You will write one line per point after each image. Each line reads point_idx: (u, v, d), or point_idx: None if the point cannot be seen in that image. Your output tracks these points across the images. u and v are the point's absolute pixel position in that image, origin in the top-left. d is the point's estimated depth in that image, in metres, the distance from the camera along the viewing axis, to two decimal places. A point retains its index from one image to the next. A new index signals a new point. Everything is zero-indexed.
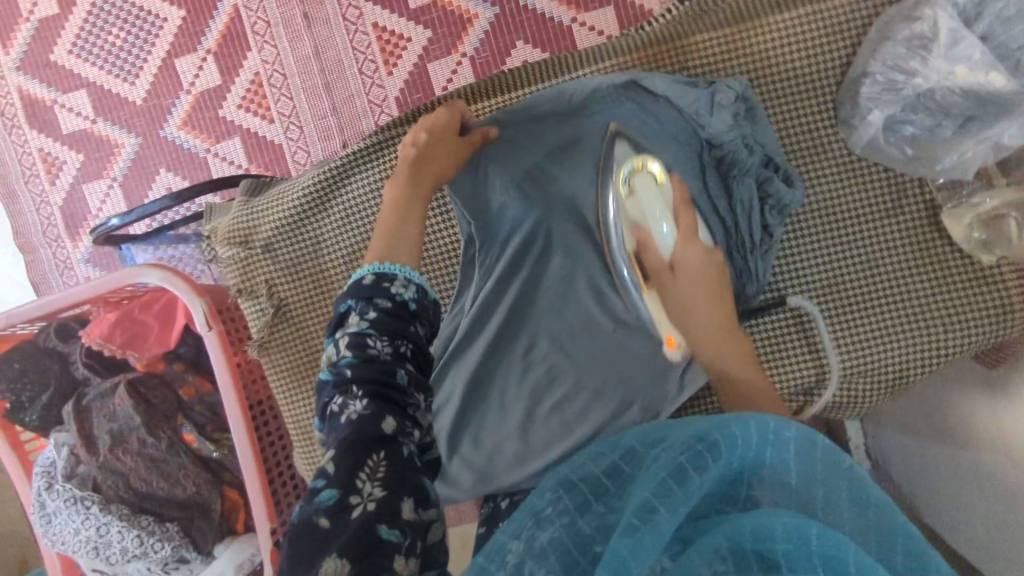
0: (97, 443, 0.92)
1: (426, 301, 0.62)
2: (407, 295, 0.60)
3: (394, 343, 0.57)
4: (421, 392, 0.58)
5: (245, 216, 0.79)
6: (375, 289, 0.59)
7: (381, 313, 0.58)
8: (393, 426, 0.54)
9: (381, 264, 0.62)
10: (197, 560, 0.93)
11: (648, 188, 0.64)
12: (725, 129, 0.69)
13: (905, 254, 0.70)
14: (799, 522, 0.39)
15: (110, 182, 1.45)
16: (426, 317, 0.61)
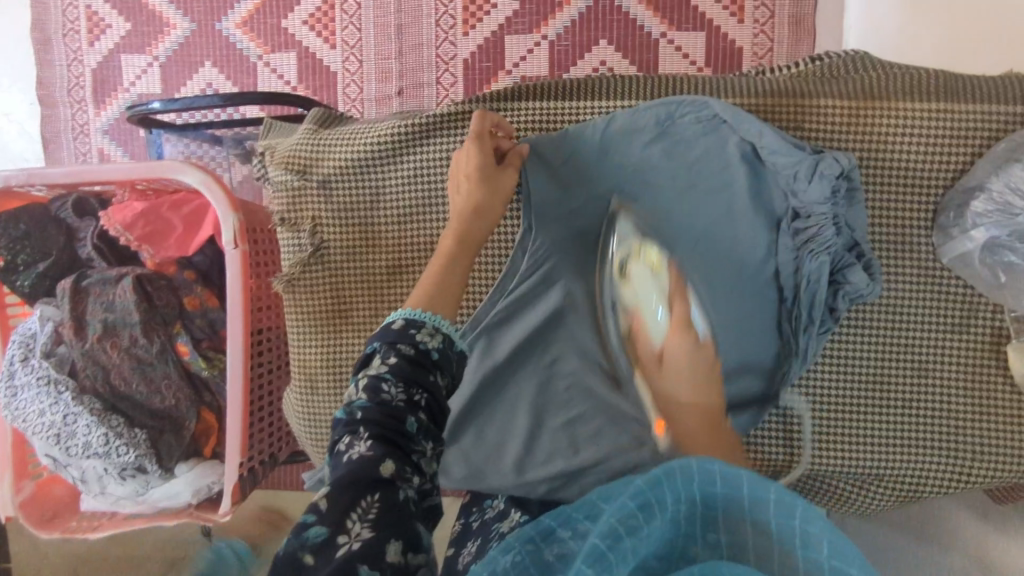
0: (87, 328, 0.87)
1: (451, 351, 0.59)
2: (432, 344, 0.58)
3: (409, 391, 0.55)
4: (430, 440, 0.56)
5: (312, 143, 0.76)
6: (400, 335, 0.57)
7: (402, 359, 0.56)
8: (390, 470, 0.51)
9: (412, 307, 0.60)
10: (155, 473, 0.89)
11: (641, 278, 0.67)
12: (819, 199, 0.63)
13: (957, 375, 0.69)
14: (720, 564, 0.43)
15: (151, 60, 1.39)
16: (448, 368, 0.59)
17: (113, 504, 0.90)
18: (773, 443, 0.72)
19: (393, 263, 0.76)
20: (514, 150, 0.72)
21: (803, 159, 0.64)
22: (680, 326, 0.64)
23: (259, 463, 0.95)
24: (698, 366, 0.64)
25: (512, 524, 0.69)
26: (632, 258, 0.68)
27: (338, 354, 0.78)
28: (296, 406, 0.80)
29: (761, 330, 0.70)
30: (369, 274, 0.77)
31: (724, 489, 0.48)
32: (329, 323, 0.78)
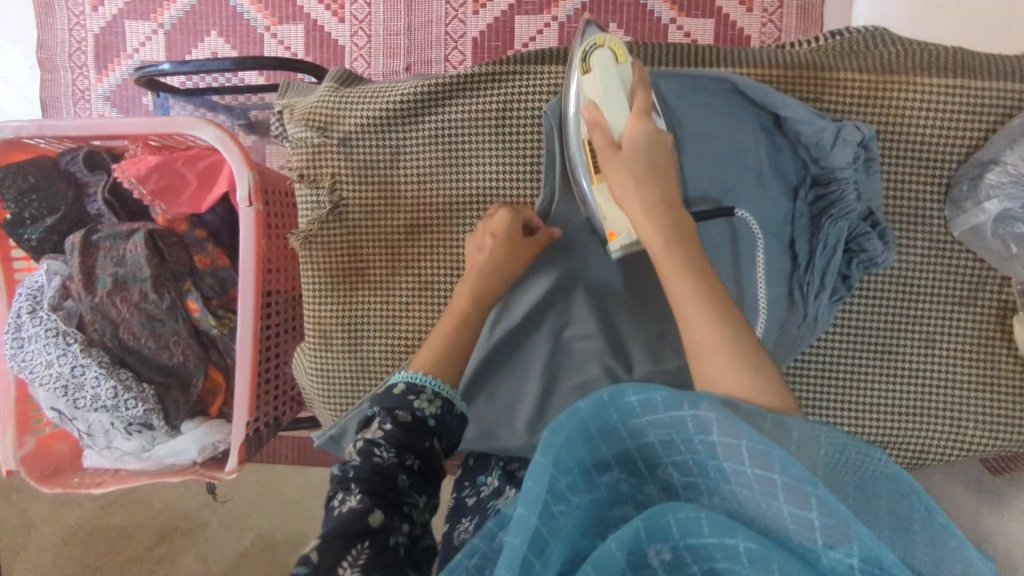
0: (96, 283, 0.87)
1: (449, 417, 0.64)
2: (429, 411, 0.63)
3: (402, 455, 0.60)
4: (422, 491, 0.61)
5: (333, 100, 0.75)
6: (397, 401, 0.63)
7: (396, 425, 0.61)
8: (379, 519, 0.56)
9: (417, 372, 0.65)
10: (161, 430, 0.89)
11: (606, 67, 0.63)
12: (842, 165, 0.65)
13: (964, 346, 0.70)
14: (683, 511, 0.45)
15: (155, 27, 1.37)
16: (445, 433, 0.64)
17: (116, 460, 0.90)
18: None
19: (411, 222, 0.77)
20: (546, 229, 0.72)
21: (827, 125, 0.65)
22: (641, 115, 0.62)
23: (265, 426, 0.95)
24: (654, 159, 0.61)
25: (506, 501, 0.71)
26: (598, 48, 0.64)
27: (354, 313, 0.78)
28: (309, 364, 0.80)
29: (778, 294, 0.69)
30: (388, 233, 0.77)
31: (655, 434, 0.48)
32: (346, 281, 0.78)
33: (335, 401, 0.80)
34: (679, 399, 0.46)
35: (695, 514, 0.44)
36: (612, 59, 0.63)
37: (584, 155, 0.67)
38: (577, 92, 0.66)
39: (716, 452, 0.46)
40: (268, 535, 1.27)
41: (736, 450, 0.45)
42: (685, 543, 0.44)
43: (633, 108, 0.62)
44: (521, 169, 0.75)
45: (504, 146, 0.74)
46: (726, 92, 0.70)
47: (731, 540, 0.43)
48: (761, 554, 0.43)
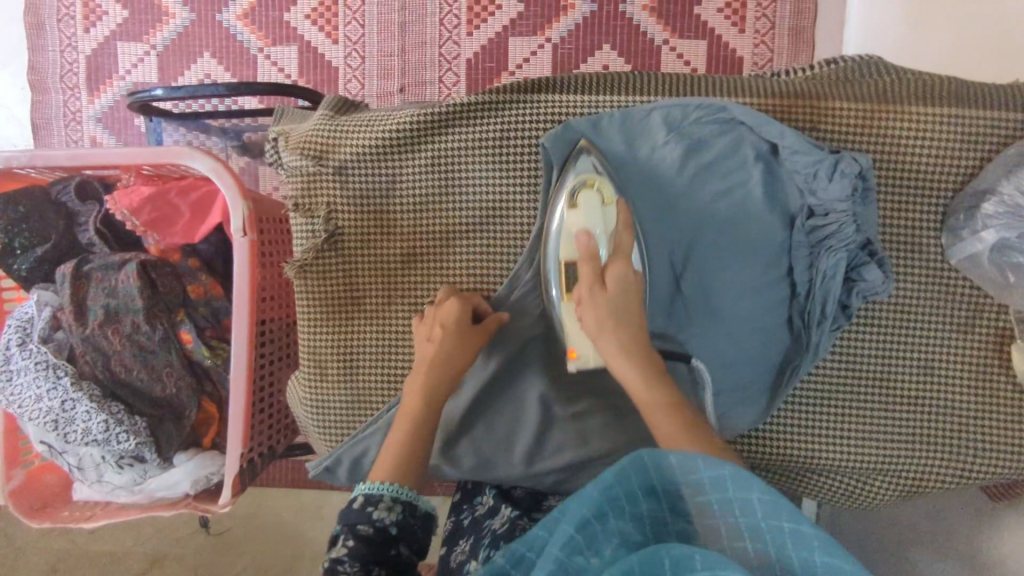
0: (88, 314, 0.85)
1: (412, 519, 0.62)
2: (390, 518, 0.60)
3: (368, 567, 0.58)
4: None
5: (329, 130, 0.75)
6: (358, 515, 0.60)
7: (359, 541, 0.58)
8: None
9: (373, 481, 0.62)
10: (153, 463, 0.88)
11: (591, 206, 0.67)
12: (839, 197, 0.65)
13: (962, 373, 0.70)
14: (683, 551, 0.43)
15: (147, 49, 1.37)
16: (411, 537, 0.61)
17: (107, 493, 0.89)
18: (779, 437, 0.73)
19: (407, 250, 0.76)
20: (495, 314, 0.72)
21: (824, 158, 0.65)
22: (626, 254, 0.65)
23: (258, 455, 0.93)
24: (625, 310, 0.63)
25: (503, 520, 0.70)
26: (587, 186, 0.68)
27: (350, 344, 0.77)
28: (304, 395, 0.79)
29: (772, 317, 0.71)
30: (383, 261, 0.76)
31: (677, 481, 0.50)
32: (341, 311, 0.77)
33: (329, 432, 0.79)
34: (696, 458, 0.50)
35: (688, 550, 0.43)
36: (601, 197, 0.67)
37: (558, 276, 0.69)
38: (561, 222, 0.68)
39: (732, 508, 0.48)
40: (261, 562, 1.25)
41: (749, 504, 0.47)
42: None
43: (619, 245, 0.65)
44: (517, 196, 0.74)
45: (500, 173, 0.74)
46: (722, 122, 0.70)
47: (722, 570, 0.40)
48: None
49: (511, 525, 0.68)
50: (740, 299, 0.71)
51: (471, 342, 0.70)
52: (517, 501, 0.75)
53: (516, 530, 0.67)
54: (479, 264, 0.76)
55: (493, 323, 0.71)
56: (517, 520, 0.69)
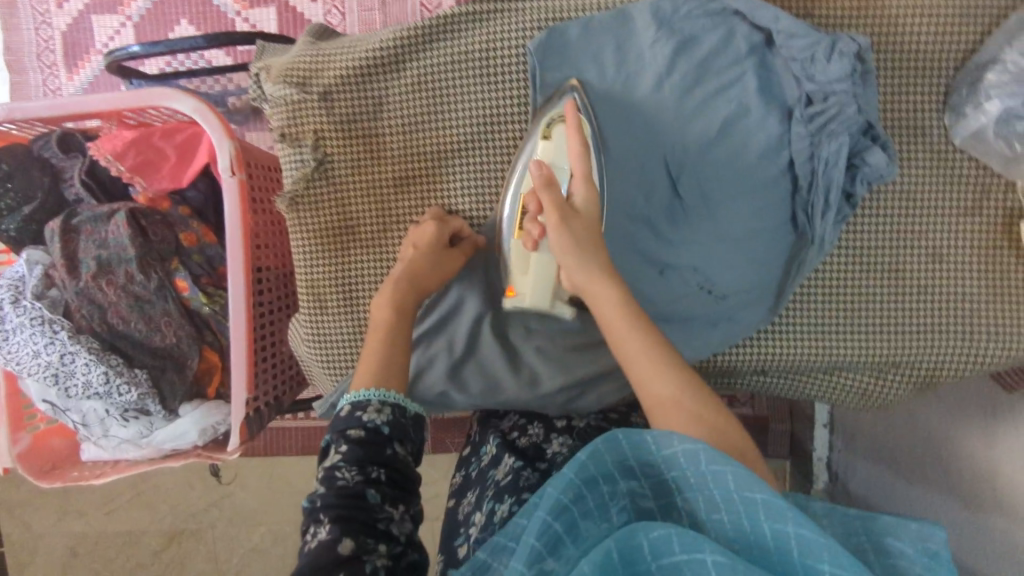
0: (80, 267, 0.84)
1: (403, 420, 0.58)
2: (381, 420, 0.56)
3: (365, 470, 0.53)
4: (397, 503, 0.53)
5: (311, 54, 0.74)
6: (347, 421, 0.56)
7: (351, 444, 0.54)
8: (352, 546, 0.49)
9: (358, 391, 0.58)
10: (159, 415, 0.88)
11: (559, 138, 0.67)
12: (839, 77, 0.63)
13: (970, 257, 0.69)
14: (664, 538, 0.43)
15: (123, 20, 1.33)
16: (406, 437, 0.57)
17: (116, 450, 0.88)
18: (787, 335, 0.72)
19: (399, 173, 0.75)
20: (470, 238, 0.73)
21: (821, 39, 0.64)
22: (583, 177, 0.65)
23: (265, 405, 0.92)
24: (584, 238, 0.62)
25: (506, 470, 0.68)
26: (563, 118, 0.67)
27: (348, 274, 0.76)
28: (304, 330, 0.78)
29: (775, 213, 0.69)
30: (376, 186, 0.75)
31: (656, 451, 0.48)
32: (336, 240, 0.76)
33: (333, 366, 0.78)
34: (669, 435, 0.47)
35: (665, 531, 0.43)
36: (572, 128, 0.66)
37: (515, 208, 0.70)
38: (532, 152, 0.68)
39: (707, 480, 0.45)
40: (279, 529, 1.25)
41: (722, 477, 0.45)
42: (657, 563, 0.43)
43: (576, 165, 0.65)
44: (506, 110, 0.73)
45: (488, 86, 0.72)
46: (713, 16, 0.69)
47: (700, 554, 0.41)
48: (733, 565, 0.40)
49: (513, 475, 0.66)
50: (745, 195, 0.69)
51: (456, 264, 0.71)
52: (521, 451, 0.71)
53: (520, 481, 0.66)
54: (473, 182, 0.74)
55: (469, 247, 0.73)
56: (520, 471, 0.67)
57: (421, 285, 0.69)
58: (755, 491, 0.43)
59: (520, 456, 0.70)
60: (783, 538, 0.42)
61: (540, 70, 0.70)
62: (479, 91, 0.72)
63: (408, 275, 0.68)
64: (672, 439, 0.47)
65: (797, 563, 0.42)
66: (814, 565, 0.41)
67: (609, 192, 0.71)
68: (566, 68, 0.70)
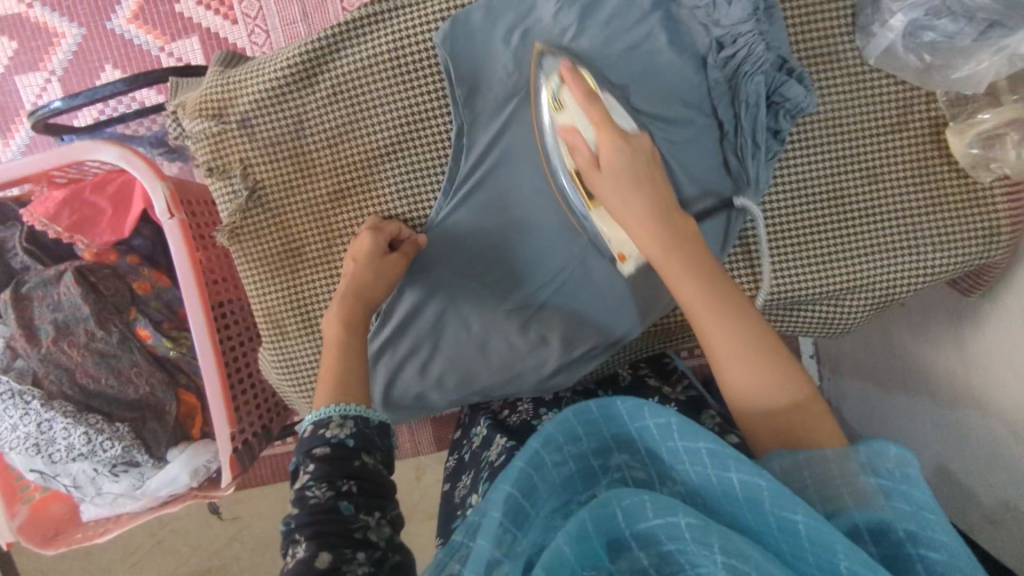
0: (39, 334, 0.84)
1: (368, 429, 0.58)
2: (344, 434, 0.57)
3: (335, 485, 0.53)
4: (372, 510, 0.54)
5: (223, 84, 0.74)
6: (311, 439, 0.56)
7: (319, 462, 0.54)
8: (329, 559, 0.49)
9: (320, 409, 0.59)
10: (149, 464, 0.88)
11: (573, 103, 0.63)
12: (741, 18, 0.64)
13: (903, 171, 0.70)
14: (634, 502, 0.42)
15: (47, 77, 1.23)
16: (374, 447, 0.57)
17: (113, 505, 0.88)
18: (739, 280, 0.73)
19: (333, 188, 0.75)
20: (411, 239, 0.73)
21: None
22: (604, 125, 0.61)
23: (253, 436, 0.92)
24: (637, 175, 0.61)
25: (498, 450, 0.71)
26: (565, 83, 0.64)
27: (302, 296, 0.77)
28: (271, 358, 0.79)
29: (705, 162, 0.69)
30: (312, 204, 0.75)
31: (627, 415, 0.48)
32: (283, 265, 0.76)
33: (307, 387, 0.79)
34: (640, 406, 0.47)
35: (636, 500, 0.42)
36: (577, 88, 0.62)
37: (576, 187, 0.67)
38: (553, 128, 0.66)
39: (679, 453, 0.46)
40: None
41: (699, 454, 0.45)
42: (632, 531, 0.42)
43: (597, 119, 0.61)
44: (425, 103, 0.72)
45: (401, 84, 0.72)
46: None
47: (674, 517, 0.40)
48: (704, 528, 0.40)
49: (506, 455, 0.69)
50: (672, 148, 0.69)
51: (401, 267, 0.71)
52: (513, 430, 0.75)
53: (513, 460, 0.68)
54: (406, 183, 0.74)
55: (412, 248, 0.72)
56: (512, 450, 0.70)
57: (371, 297, 0.69)
58: (730, 470, 0.43)
59: (511, 434, 0.74)
60: (758, 502, 0.42)
61: (452, 59, 0.70)
62: (394, 89, 0.72)
63: (354, 291, 0.68)
64: (644, 411, 0.47)
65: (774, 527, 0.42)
66: (789, 518, 0.41)
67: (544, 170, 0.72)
68: (474, 56, 0.70)
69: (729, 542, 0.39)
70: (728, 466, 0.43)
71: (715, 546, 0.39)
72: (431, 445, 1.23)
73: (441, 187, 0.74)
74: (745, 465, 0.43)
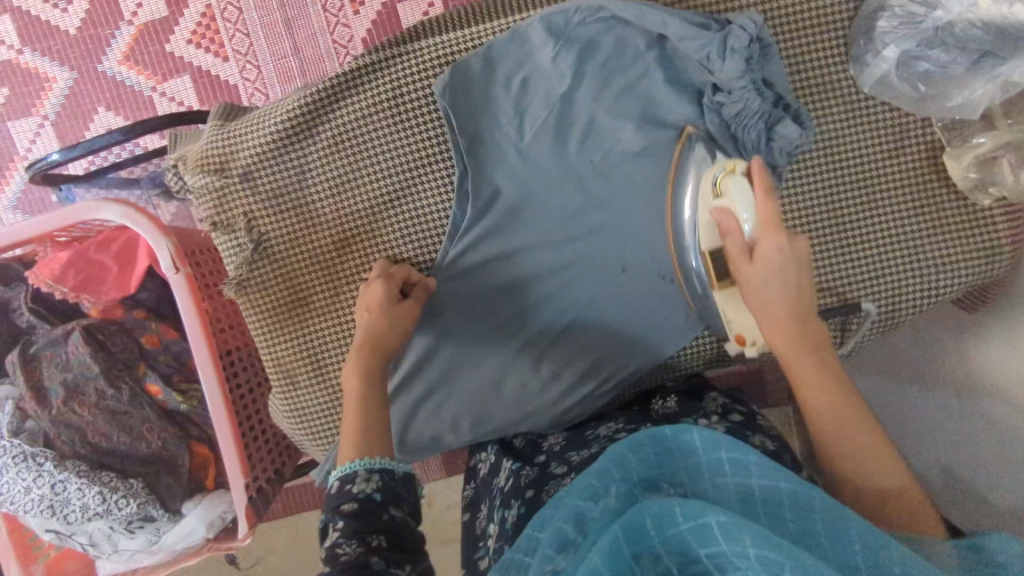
0: (49, 395, 0.84)
1: (394, 481, 0.58)
2: (371, 488, 0.57)
3: (365, 541, 0.53)
4: (402, 564, 0.53)
5: (222, 140, 0.74)
6: (338, 496, 0.56)
7: (347, 518, 0.54)
8: None
9: (345, 464, 0.59)
10: (164, 518, 0.88)
11: (740, 192, 0.58)
12: (736, 75, 0.64)
13: (903, 195, 0.70)
14: (663, 508, 0.42)
15: (40, 120, 1.22)
16: (401, 499, 0.57)
17: (130, 560, 0.88)
18: None
19: (337, 238, 0.75)
20: (421, 283, 0.73)
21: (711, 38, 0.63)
22: (774, 225, 0.55)
23: (266, 482, 0.92)
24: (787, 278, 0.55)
25: (506, 474, 0.72)
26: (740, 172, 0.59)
27: (311, 346, 0.77)
28: (282, 409, 0.79)
29: None
30: (317, 255, 0.75)
31: (674, 440, 0.49)
32: (291, 316, 0.76)
33: (322, 435, 0.79)
34: (686, 426, 0.49)
35: (665, 505, 0.42)
36: (757, 179, 0.56)
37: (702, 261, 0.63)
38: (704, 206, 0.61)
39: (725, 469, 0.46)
40: None
41: (745, 466, 0.46)
42: (660, 537, 0.41)
43: (766, 212, 0.55)
44: (426, 151, 0.73)
45: (404, 132, 0.73)
46: (604, 19, 0.68)
47: (703, 518, 0.40)
48: (734, 524, 0.39)
49: (514, 478, 0.70)
50: None
51: (413, 312, 0.71)
52: (517, 453, 0.76)
53: (520, 481, 0.69)
54: (411, 229, 0.75)
55: (423, 292, 0.72)
56: (520, 471, 0.71)
57: (385, 349, 0.69)
58: (779, 479, 0.45)
59: (517, 457, 0.75)
60: (807, 516, 0.43)
61: (452, 107, 0.70)
62: (395, 139, 0.73)
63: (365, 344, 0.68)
64: (689, 431, 0.48)
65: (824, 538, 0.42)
66: (844, 534, 0.42)
67: (548, 209, 0.73)
68: (473, 103, 0.71)
69: (765, 537, 0.38)
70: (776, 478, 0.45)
71: (746, 539, 0.38)
72: (443, 473, 1.23)
73: (446, 232, 0.74)
74: (790, 478, 0.45)
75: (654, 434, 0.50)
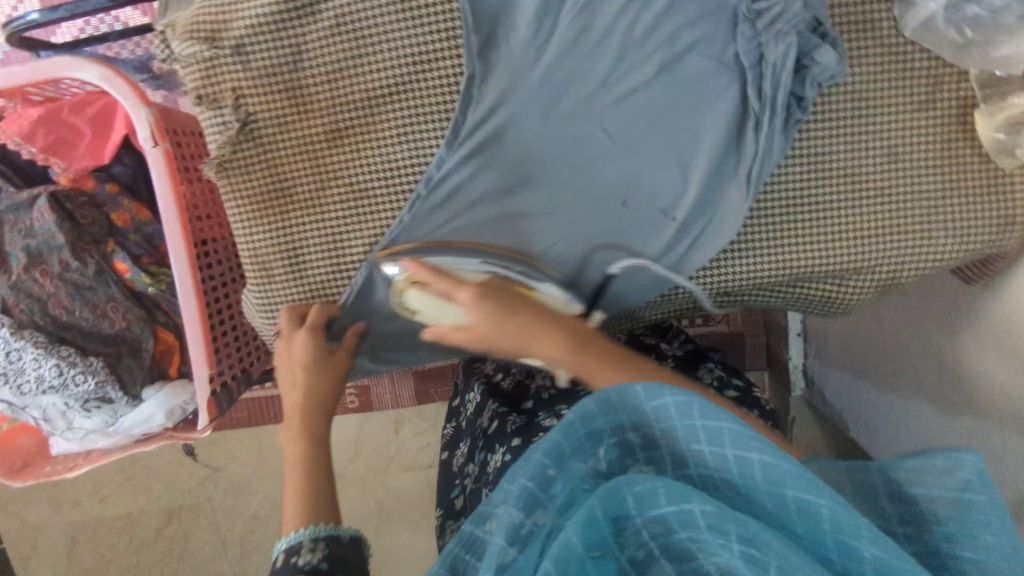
0: (10, 261, 0.80)
1: (339, 547, 0.59)
2: (316, 558, 0.58)
3: None
4: None
5: (216, 6, 0.69)
6: (283, 569, 0.57)
7: None
8: None
9: (289, 534, 0.60)
10: (122, 402, 0.84)
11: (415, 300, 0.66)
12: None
13: (926, 150, 0.67)
14: (647, 488, 0.46)
15: None
16: (347, 567, 0.59)
17: (83, 440, 0.86)
18: (747, 254, 0.71)
19: (329, 126, 0.70)
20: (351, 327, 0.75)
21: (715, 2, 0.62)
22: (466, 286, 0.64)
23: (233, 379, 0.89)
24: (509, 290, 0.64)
25: (490, 416, 0.74)
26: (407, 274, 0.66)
27: (290, 238, 0.73)
28: (255, 301, 0.75)
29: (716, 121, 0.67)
30: (307, 142, 0.71)
31: (647, 401, 0.50)
32: (273, 205, 0.72)
33: None
34: (658, 387, 0.49)
35: (649, 486, 0.46)
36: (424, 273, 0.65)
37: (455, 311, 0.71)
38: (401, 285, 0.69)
39: (697, 433, 0.48)
40: (276, 495, 1.22)
41: (717, 431, 0.47)
42: (639, 514, 0.47)
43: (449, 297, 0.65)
44: (431, 41, 0.68)
45: (410, 20, 0.67)
46: None
47: (688, 505, 0.44)
48: (718, 516, 0.43)
49: (499, 422, 0.71)
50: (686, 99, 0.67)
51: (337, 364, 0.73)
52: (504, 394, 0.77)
53: (505, 426, 0.70)
54: (407, 129, 0.70)
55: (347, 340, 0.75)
56: (504, 415, 0.72)
57: None
58: (751, 451, 0.46)
59: (505, 400, 0.76)
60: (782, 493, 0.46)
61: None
62: (400, 24, 0.67)
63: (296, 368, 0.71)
64: (663, 391, 0.49)
65: (797, 517, 0.46)
66: (811, 506, 0.45)
67: (559, 122, 0.68)
68: None
69: (745, 529, 0.43)
70: (749, 449, 0.46)
71: (730, 534, 0.43)
72: (413, 400, 1.22)
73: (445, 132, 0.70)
74: (767, 446, 0.46)
75: (624, 390, 0.50)
